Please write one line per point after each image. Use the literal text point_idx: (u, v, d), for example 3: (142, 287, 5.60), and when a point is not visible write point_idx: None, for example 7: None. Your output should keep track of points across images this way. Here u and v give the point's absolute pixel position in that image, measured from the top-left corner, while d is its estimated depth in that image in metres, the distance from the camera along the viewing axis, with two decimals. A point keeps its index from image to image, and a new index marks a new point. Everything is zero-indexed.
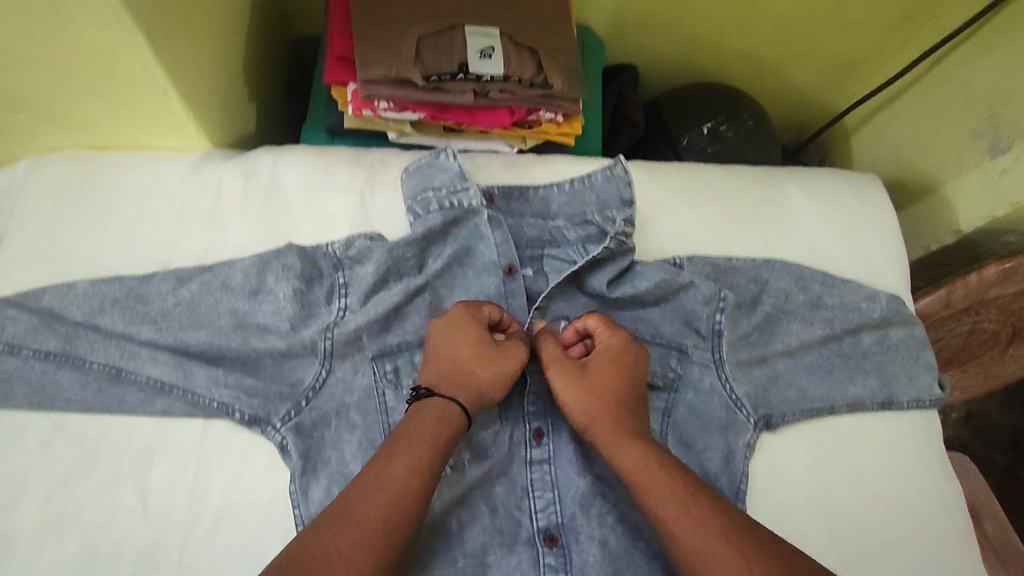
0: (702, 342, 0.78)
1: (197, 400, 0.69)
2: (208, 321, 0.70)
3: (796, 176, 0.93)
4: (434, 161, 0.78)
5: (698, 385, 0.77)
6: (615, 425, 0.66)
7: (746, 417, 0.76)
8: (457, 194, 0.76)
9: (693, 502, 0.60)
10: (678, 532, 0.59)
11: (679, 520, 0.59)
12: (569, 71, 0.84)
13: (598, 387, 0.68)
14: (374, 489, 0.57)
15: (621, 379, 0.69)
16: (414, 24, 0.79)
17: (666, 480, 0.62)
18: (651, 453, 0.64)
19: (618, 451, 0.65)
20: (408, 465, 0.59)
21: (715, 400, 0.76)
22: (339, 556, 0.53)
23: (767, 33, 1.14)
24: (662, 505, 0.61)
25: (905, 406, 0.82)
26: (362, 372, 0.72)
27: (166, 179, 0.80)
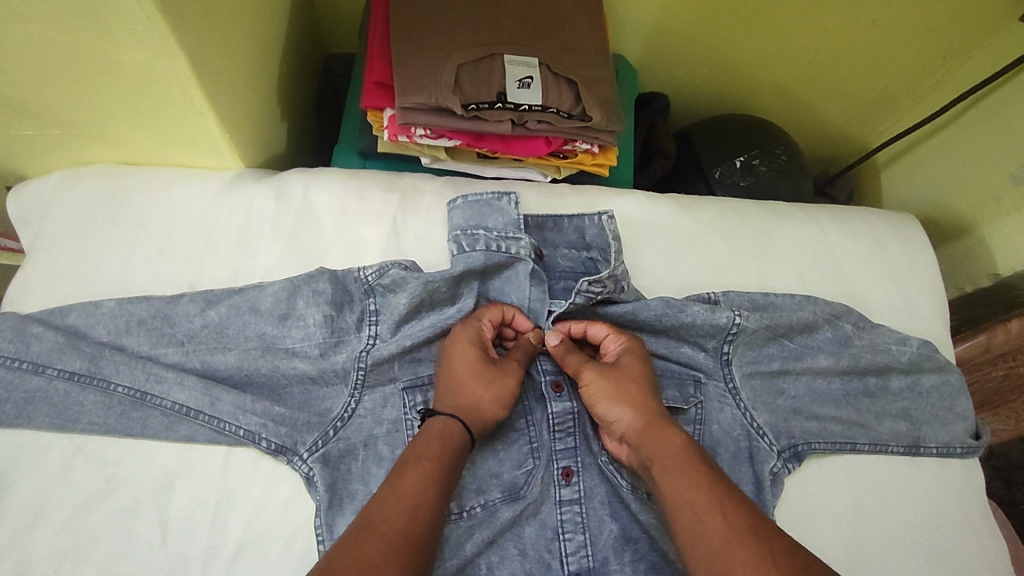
0: (714, 374, 0.75)
1: (223, 426, 0.67)
2: (236, 344, 0.69)
3: (829, 212, 0.91)
4: (494, 201, 0.76)
5: (719, 416, 0.74)
6: (652, 415, 0.65)
7: (769, 445, 0.73)
8: (505, 240, 0.75)
9: (722, 494, 0.57)
10: (701, 520, 0.56)
11: (710, 506, 0.56)
12: (606, 103, 0.84)
13: (628, 378, 0.68)
14: (392, 498, 0.55)
15: (651, 381, 0.69)
16: (453, 51, 0.79)
17: (698, 469, 0.59)
18: (690, 444, 0.62)
19: (655, 442, 0.63)
20: (423, 476, 0.57)
21: (736, 430, 0.73)
22: (366, 558, 0.49)
23: (800, 66, 1.13)
24: (689, 490, 0.58)
25: (934, 452, 0.79)
26: (391, 404, 0.70)
27: (197, 196, 0.79)
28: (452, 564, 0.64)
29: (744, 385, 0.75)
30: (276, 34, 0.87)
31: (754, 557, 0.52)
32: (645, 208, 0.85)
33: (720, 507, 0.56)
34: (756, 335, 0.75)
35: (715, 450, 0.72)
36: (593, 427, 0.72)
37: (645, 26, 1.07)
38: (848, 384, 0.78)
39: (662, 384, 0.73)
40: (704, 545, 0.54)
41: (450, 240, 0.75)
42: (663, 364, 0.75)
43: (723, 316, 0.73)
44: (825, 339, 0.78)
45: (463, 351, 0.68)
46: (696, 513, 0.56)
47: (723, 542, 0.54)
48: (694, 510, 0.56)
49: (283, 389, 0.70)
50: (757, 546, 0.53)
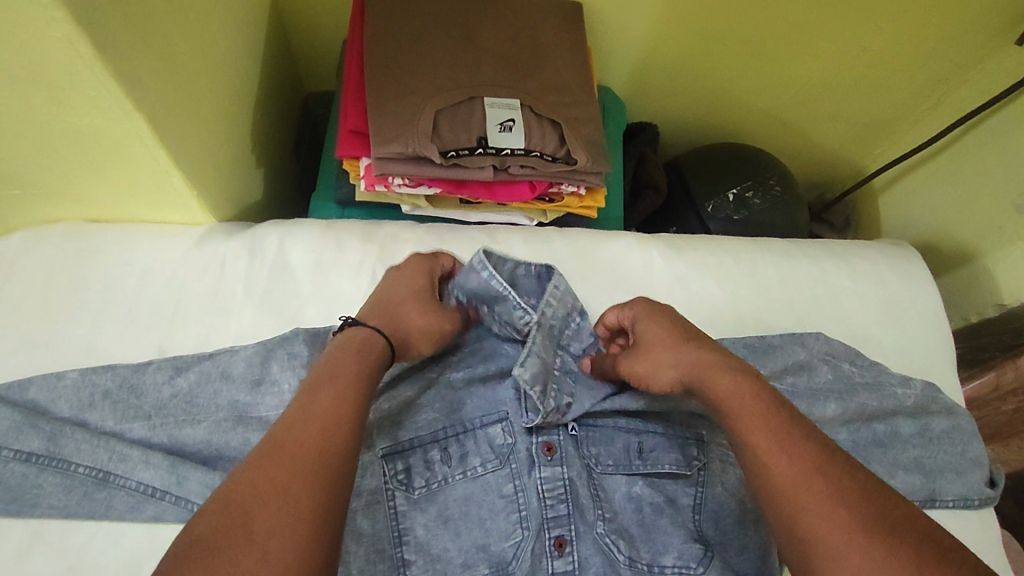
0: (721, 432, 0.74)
1: (190, 506, 0.62)
2: (206, 416, 0.65)
3: (827, 249, 0.87)
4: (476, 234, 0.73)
5: (724, 479, 0.72)
6: (698, 355, 0.61)
7: None
8: (498, 308, 0.71)
9: (787, 431, 0.53)
10: (766, 457, 0.52)
11: (772, 445, 0.52)
12: (592, 144, 0.81)
13: (659, 340, 0.64)
14: (299, 419, 0.49)
15: (684, 329, 0.64)
16: (431, 97, 0.76)
17: (760, 404, 0.55)
18: (741, 378, 0.57)
19: (712, 380, 0.58)
20: (339, 394, 0.52)
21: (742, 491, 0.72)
22: (267, 483, 0.44)
23: (792, 93, 1.10)
24: (751, 434, 0.54)
25: (949, 506, 0.74)
26: (370, 472, 0.64)
27: (166, 255, 0.75)
28: None
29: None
30: (248, 81, 0.84)
31: (825, 499, 0.48)
32: (636, 252, 0.82)
33: (783, 446, 0.52)
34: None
35: (719, 512, 0.71)
36: (587, 496, 0.68)
37: (633, 59, 1.04)
38: (856, 434, 0.74)
39: (660, 448, 0.72)
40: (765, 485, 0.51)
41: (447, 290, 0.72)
42: (665, 421, 0.74)
43: None
44: (826, 385, 0.74)
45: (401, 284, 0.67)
46: (757, 449, 0.53)
47: (791, 486, 0.50)
48: (760, 435, 0.53)
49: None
50: (825, 487, 0.49)
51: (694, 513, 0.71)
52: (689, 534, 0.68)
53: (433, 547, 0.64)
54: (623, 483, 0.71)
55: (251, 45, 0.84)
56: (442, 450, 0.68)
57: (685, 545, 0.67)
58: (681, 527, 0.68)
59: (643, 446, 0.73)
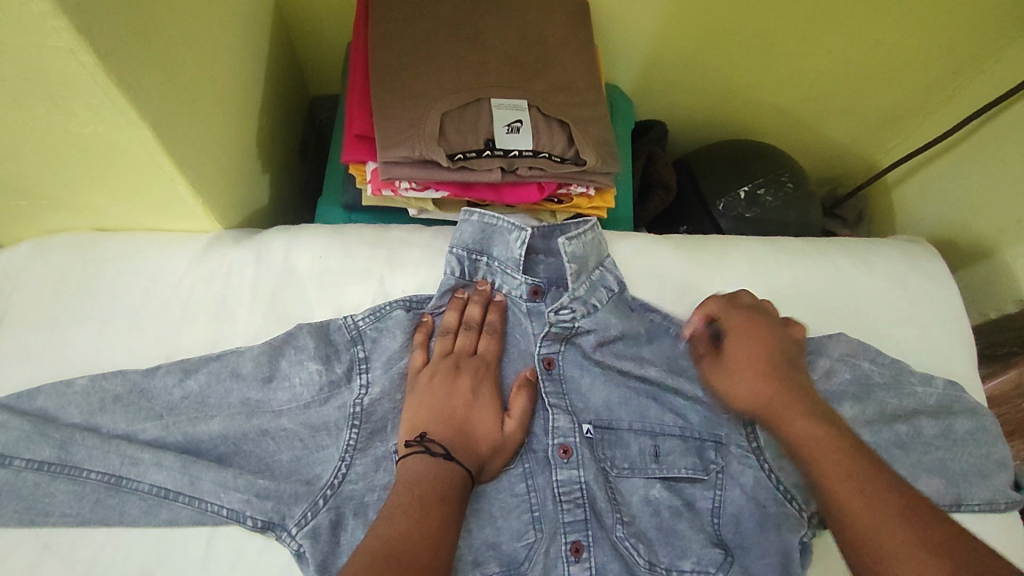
0: (737, 430, 0.71)
1: (205, 506, 0.62)
2: (220, 413, 0.66)
3: (844, 248, 0.85)
4: (492, 226, 0.73)
5: (742, 480, 0.69)
6: (777, 397, 0.64)
7: (799, 510, 0.67)
8: (504, 274, 0.74)
9: (873, 483, 0.55)
10: (848, 506, 0.55)
11: (851, 498, 0.55)
12: (601, 143, 0.80)
13: (750, 362, 0.66)
14: (402, 526, 0.54)
15: (776, 354, 0.67)
16: (437, 99, 0.75)
17: (841, 452, 0.58)
18: (826, 428, 0.60)
19: (788, 424, 0.62)
20: (431, 509, 0.57)
21: (762, 493, 0.68)
22: None
23: (802, 88, 1.08)
24: (831, 480, 0.57)
25: (975, 510, 0.73)
26: (384, 468, 0.66)
27: (174, 262, 0.74)
28: None
29: (769, 443, 0.70)
30: (253, 85, 0.83)
31: (908, 549, 0.51)
32: (645, 252, 0.81)
33: (865, 497, 0.54)
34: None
35: (740, 518, 0.68)
36: (605, 501, 0.66)
37: (640, 57, 1.02)
38: (878, 435, 0.72)
39: (677, 452, 0.70)
40: (847, 535, 0.54)
41: (454, 262, 0.73)
42: (682, 423, 0.72)
43: None
44: (844, 387, 0.74)
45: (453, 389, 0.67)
46: (838, 499, 0.56)
47: (870, 533, 0.53)
48: (841, 483, 0.56)
49: (270, 457, 0.65)
50: (912, 539, 0.51)
51: (714, 517, 0.69)
52: (708, 538, 0.67)
53: None
54: (640, 486, 0.69)
55: (256, 48, 0.83)
56: None
57: (704, 549, 0.66)
58: (699, 531, 0.67)
59: (660, 449, 0.71)
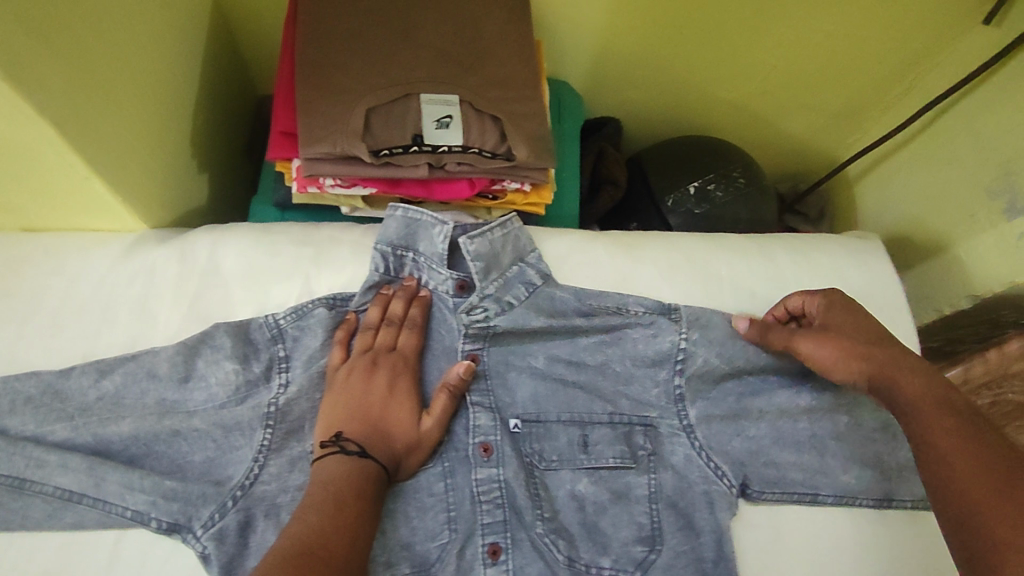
0: (667, 411, 0.71)
1: (108, 508, 0.61)
2: (133, 413, 0.65)
3: (785, 244, 0.84)
4: (417, 221, 0.72)
5: (672, 461, 0.70)
6: (879, 361, 0.63)
7: (728, 488, 0.68)
8: (430, 271, 0.73)
9: (979, 445, 0.53)
10: (960, 465, 0.53)
11: (966, 458, 0.53)
12: (536, 138, 0.78)
13: (844, 331, 0.67)
14: (318, 525, 0.54)
15: (865, 324, 0.67)
16: (364, 95, 0.74)
17: (958, 412, 0.56)
18: (929, 384, 0.59)
19: (898, 380, 0.61)
20: (345, 507, 0.56)
21: (693, 473, 0.69)
22: None
23: (756, 84, 1.07)
24: (942, 437, 0.55)
25: (908, 506, 0.71)
26: (299, 469, 0.65)
27: (96, 261, 0.74)
28: None
29: (700, 423, 0.70)
30: (185, 82, 0.81)
31: (1022, 508, 0.48)
32: (581, 248, 0.79)
33: (978, 457, 0.53)
34: (707, 367, 0.71)
35: (676, 499, 0.69)
36: (526, 498, 0.66)
37: (590, 52, 1.01)
38: (816, 425, 0.71)
39: (605, 441, 0.70)
40: (955, 489, 0.52)
41: (377, 257, 0.72)
42: (612, 409, 0.71)
43: (668, 341, 0.71)
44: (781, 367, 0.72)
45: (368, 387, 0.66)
46: (951, 457, 0.54)
47: (984, 493, 0.50)
48: (953, 441, 0.54)
49: (182, 458, 0.65)
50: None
51: (648, 505, 0.68)
52: (635, 534, 0.67)
53: None
54: (568, 480, 0.69)
55: (189, 45, 0.82)
56: None
57: (626, 548, 0.66)
58: (623, 527, 0.67)
59: (589, 439, 0.70)
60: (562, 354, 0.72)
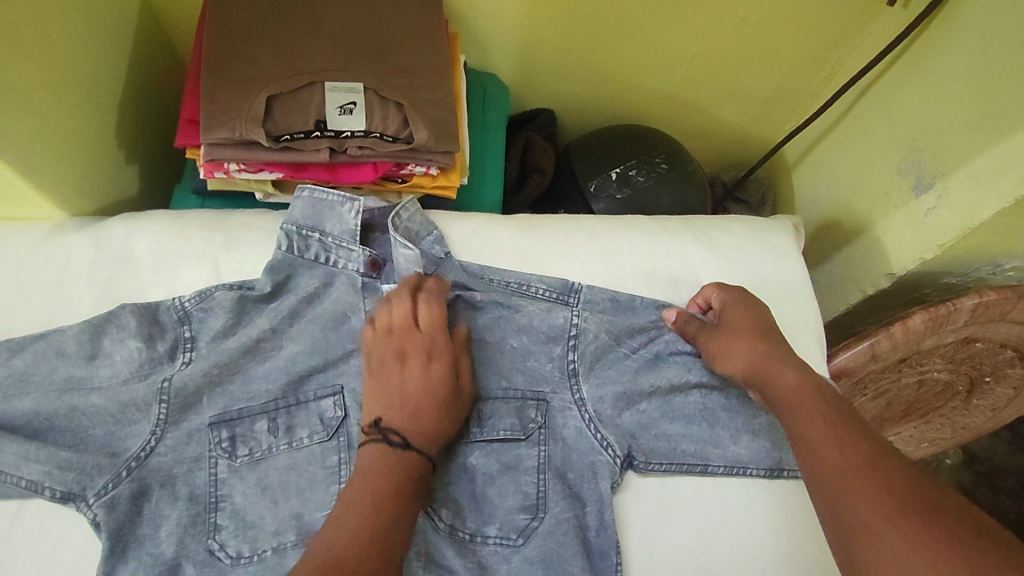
0: (561, 387, 0.73)
1: (5, 478, 0.64)
2: (38, 390, 0.68)
3: (690, 225, 0.85)
4: (330, 202, 0.75)
5: (563, 433, 0.72)
6: (764, 356, 0.67)
7: (612, 459, 0.70)
8: (340, 249, 0.75)
9: (839, 426, 0.58)
10: (818, 453, 0.57)
11: (824, 440, 0.57)
12: (439, 123, 0.80)
13: (738, 327, 0.71)
14: (343, 523, 0.54)
15: (761, 323, 0.71)
16: (268, 83, 0.77)
17: (818, 401, 0.61)
18: (801, 374, 0.64)
19: (772, 377, 0.65)
20: (384, 498, 0.56)
21: (581, 445, 0.71)
22: None
23: (682, 74, 1.09)
24: (804, 426, 0.60)
25: (796, 475, 0.74)
26: (196, 440, 0.68)
27: (14, 247, 0.77)
28: None
29: (591, 397, 0.72)
30: (109, 78, 0.85)
31: (869, 487, 0.52)
32: (484, 229, 0.81)
33: (834, 441, 0.57)
34: (598, 341, 0.73)
35: (565, 470, 0.71)
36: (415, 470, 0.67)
37: (516, 44, 1.03)
38: (709, 399, 0.74)
39: (498, 414, 0.71)
40: (817, 477, 0.56)
41: (285, 236, 0.74)
42: (506, 384, 0.72)
43: (561, 316, 0.74)
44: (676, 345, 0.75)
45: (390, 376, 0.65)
46: (811, 445, 0.58)
47: (837, 473, 0.55)
48: (810, 432, 0.59)
49: (84, 432, 0.67)
50: (877, 476, 0.53)
51: (536, 476, 0.70)
52: (518, 502, 0.68)
53: (251, 515, 0.68)
54: (461, 453, 0.70)
55: (113, 41, 0.85)
56: (271, 421, 0.71)
57: (509, 515, 0.68)
58: (509, 497, 0.69)
59: (483, 414, 0.71)
60: (461, 329, 0.73)
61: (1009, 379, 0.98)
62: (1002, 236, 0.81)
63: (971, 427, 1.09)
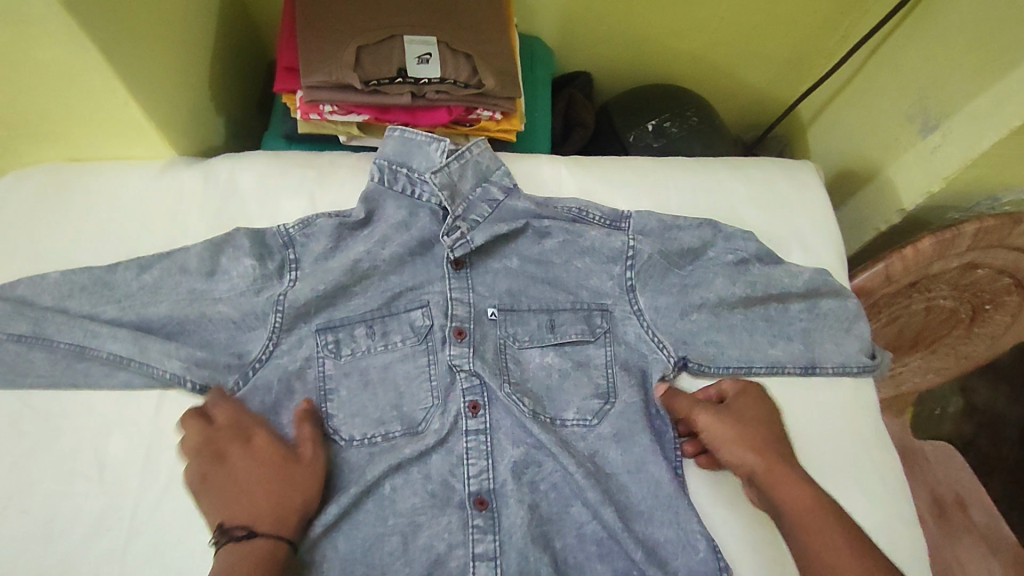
0: (622, 299, 0.83)
1: (150, 371, 0.74)
2: (167, 298, 0.77)
3: (727, 164, 0.96)
4: (420, 142, 0.83)
5: (625, 338, 0.82)
6: (773, 467, 0.71)
7: (667, 356, 0.81)
8: (423, 183, 0.82)
9: (837, 528, 0.65)
10: (828, 548, 0.64)
11: (839, 561, 0.63)
12: (503, 73, 0.91)
13: (750, 426, 0.75)
14: None
15: (767, 423, 0.76)
16: (354, 35, 0.87)
17: (819, 506, 0.68)
18: (813, 495, 0.69)
19: (783, 493, 0.69)
20: None
21: (642, 346, 0.82)
22: None
23: (706, 37, 1.20)
24: (804, 522, 0.66)
25: (829, 373, 0.83)
26: (306, 343, 0.78)
27: (135, 180, 0.87)
28: (355, 487, 0.73)
29: (648, 308, 0.82)
30: (204, 35, 0.95)
31: None
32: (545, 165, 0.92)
33: (846, 547, 0.63)
34: (653, 261, 0.82)
35: (630, 365, 0.82)
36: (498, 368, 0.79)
37: (559, 10, 1.14)
38: (750, 308, 0.82)
39: (569, 322, 0.82)
40: None
41: (376, 167, 0.82)
42: (573, 298, 0.83)
43: (619, 240, 0.82)
44: (723, 265, 0.84)
45: (251, 471, 0.69)
46: (818, 542, 0.65)
47: None
48: (815, 528, 0.66)
49: (210, 336, 0.77)
50: None
51: (605, 369, 0.81)
52: (592, 390, 0.80)
53: (359, 404, 0.78)
54: (536, 354, 0.82)
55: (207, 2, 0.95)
56: (367, 327, 0.80)
57: (584, 401, 0.79)
58: (581, 386, 0.80)
59: (555, 322, 0.82)
60: (531, 254, 0.84)
61: (1007, 307, 1.08)
62: (1001, 168, 0.92)
63: (973, 356, 1.19)
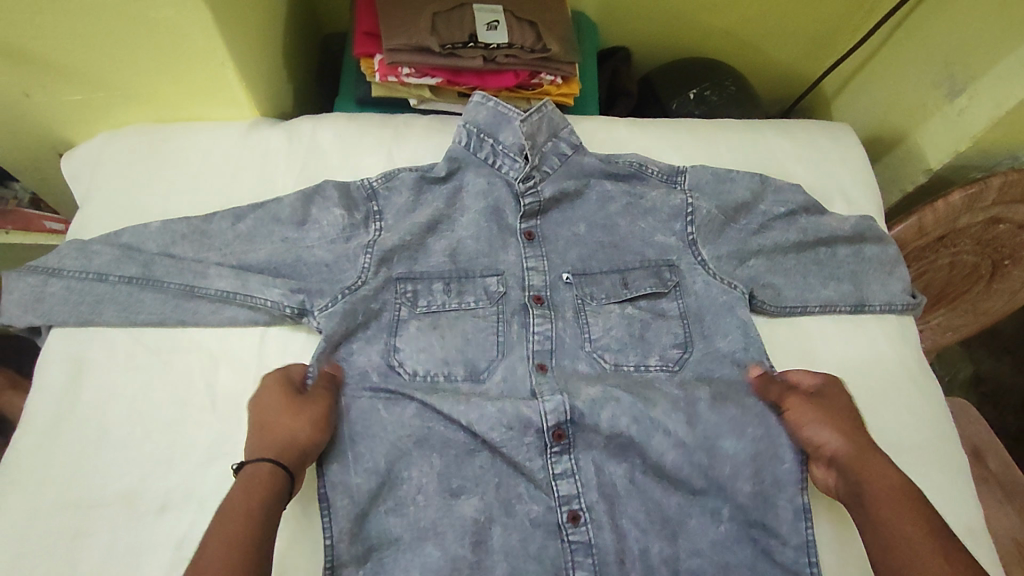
0: (686, 253, 0.88)
1: (254, 301, 0.80)
2: (264, 246, 0.83)
3: (774, 126, 1.02)
4: (506, 114, 0.88)
5: (694, 289, 0.88)
6: (859, 452, 0.73)
7: (737, 288, 0.86)
8: (504, 156, 0.88)
9: (915, 512, 0.67)
10: (904, 531, 0.65)
11: (914, 544, 0.64)
12: (564, 41, 0.98)
13: (834, 413, 0.77)
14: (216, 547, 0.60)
15: (851, 413, 0.78)
16: (429, 3, 0.93)
17: (902, 492, 0.69)
18: (899, 480, 0.70)
19: (867, 475, 0.71)
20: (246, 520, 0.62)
21: (713, 291, 0.87)
22: None
23: (739, 15, 1.27)
24: (881, 505, 0.68)
25: (877, 310, 0.91)
26: (388, 287, 0.83)
27: (223, 138, 0.93)
28: (442, 420, 0.77)
29: (711, 258, 0.88)
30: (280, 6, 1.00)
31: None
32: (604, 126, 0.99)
33: (924, 531, 0.65)
34: (711, 217, 0.89)
35: (702, 314, 0.87)
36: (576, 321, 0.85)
37: None
38: (803, 253, 0.90)
39: (639, 279, 0.88)
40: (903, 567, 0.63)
41: (461, 133, 0.88)
42: (641, 253, 0.89)
43: (679, 198, 0.89)
44: (774, 216, 0.91)
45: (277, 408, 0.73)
46: (898, 524, 0.66)
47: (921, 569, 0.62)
48: (893, 511, 0.67)
49: (304, 278, 0.82)
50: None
51: (681, 321, 0.86)
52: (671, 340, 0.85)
53: (441, 346, 0.81)
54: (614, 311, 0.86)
55: None
56: (444, 285, 0.85)
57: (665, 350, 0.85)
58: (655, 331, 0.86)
59: (627, 280, 0.88)
60: (597, 221, 0.90)
61: None
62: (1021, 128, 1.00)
63: (993, 312, 1.25)
